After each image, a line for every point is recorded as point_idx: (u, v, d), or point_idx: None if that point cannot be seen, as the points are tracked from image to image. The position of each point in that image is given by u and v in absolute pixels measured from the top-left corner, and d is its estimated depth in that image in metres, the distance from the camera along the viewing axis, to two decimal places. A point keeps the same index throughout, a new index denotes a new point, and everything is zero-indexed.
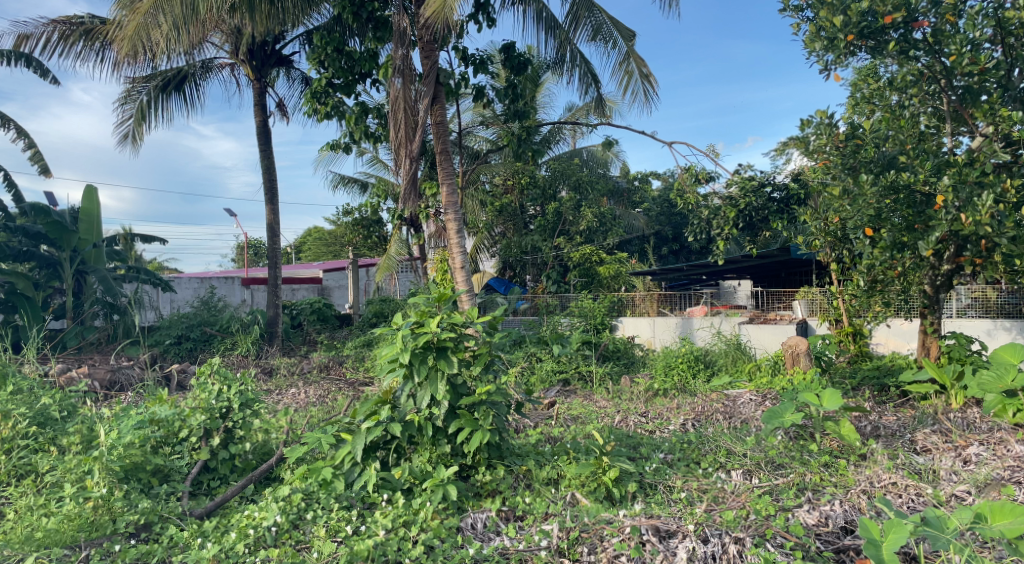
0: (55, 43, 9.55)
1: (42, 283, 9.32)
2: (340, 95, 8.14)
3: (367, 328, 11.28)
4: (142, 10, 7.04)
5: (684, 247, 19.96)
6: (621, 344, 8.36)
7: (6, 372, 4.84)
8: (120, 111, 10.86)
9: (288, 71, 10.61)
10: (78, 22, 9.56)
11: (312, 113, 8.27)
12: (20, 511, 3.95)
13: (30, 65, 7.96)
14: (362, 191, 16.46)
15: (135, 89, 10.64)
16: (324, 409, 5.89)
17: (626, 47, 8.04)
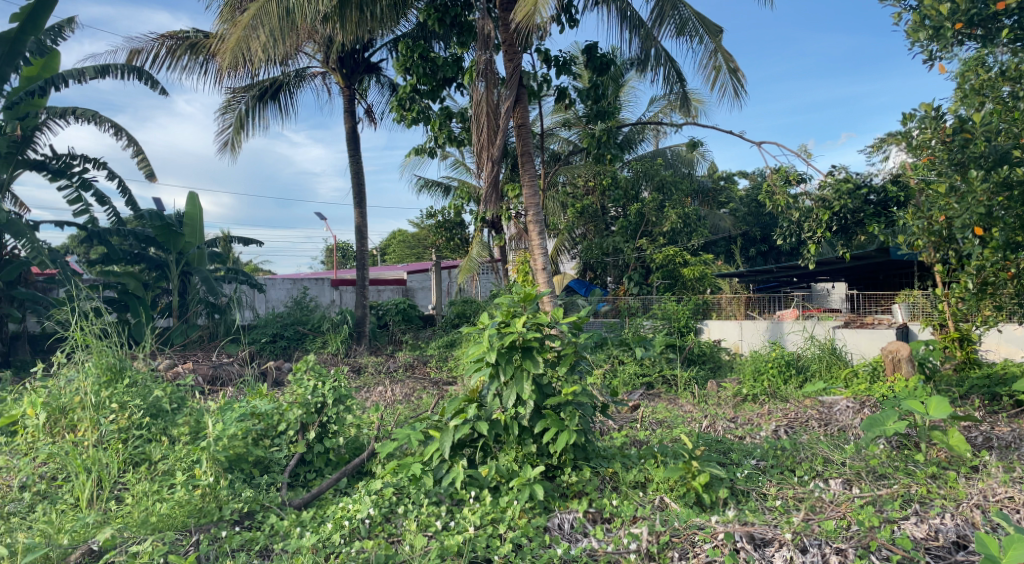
0: (163, 57, 10.17)
1: (151, 283, 9.90)
2: (425, 100, 8.36)
3: (449, 329, 11.48)
4: (243, 23, 7.40)
5: (774, 247, 19.65)
6: (707, 348, 8.17)
7: (124, 364, 5.16)
8: (221, 120, 11.44)
9: (377, 78, 10.93)
10: (184, 36, 10.13)
11: (398, 119, 8.57)
12: (137, 496, 4.20)
13: (140, 78, 8.46)
14: (445, 194, 16.79)
15: (235, 99, 11.18)
16: (410, 406, 6.03)
17: (713, 42, 7.90)
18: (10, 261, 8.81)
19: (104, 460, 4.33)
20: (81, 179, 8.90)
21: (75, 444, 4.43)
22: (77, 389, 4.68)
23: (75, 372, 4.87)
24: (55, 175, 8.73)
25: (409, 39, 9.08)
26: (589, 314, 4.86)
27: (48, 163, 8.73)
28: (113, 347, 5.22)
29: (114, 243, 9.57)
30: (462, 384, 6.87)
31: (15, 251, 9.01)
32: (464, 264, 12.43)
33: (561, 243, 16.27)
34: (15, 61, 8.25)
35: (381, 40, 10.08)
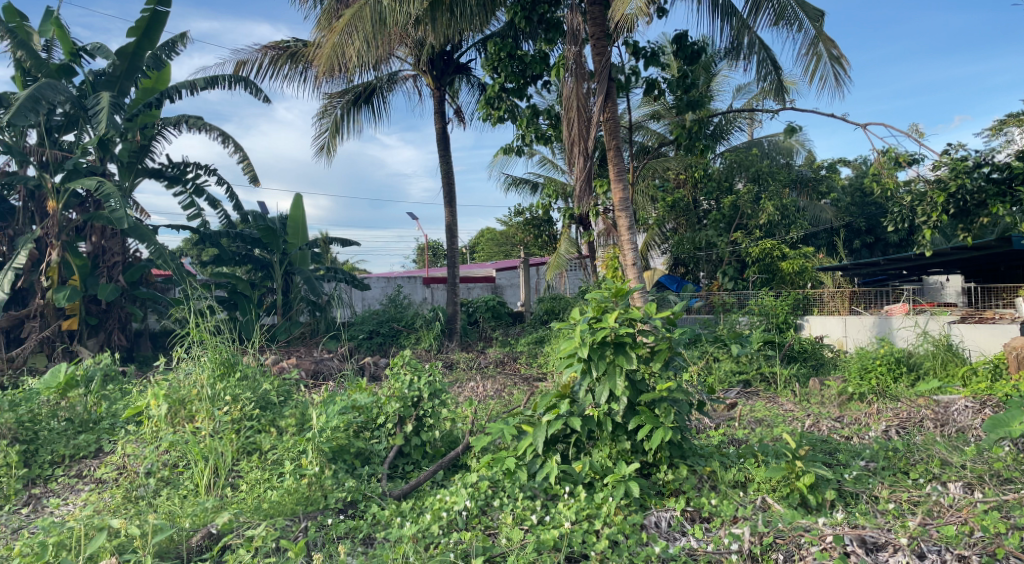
0: (266, 67, 10.70)
1: (258, 282, 10.47)
2: (513, 99, 8.52)
3: (539, 326, 11.56)
4: (339, 29, 7.69)
5: (880, 238, 18.63)
6: (809, 344, 7.87)
7: (235, 359, 5.49)
8: (318, 125, 11.92)
9: (467, 78, 11.12)
10: (285, 46, 10.64)
11: (486, 119, 8.76)
12: (250, 483, 4.44)
13: (244, 87, 8.93)
14: (533, 191, 16.88)
15: (331, 104, 11.63)
16: (502, 401, 6.11)
17: (814, 29, 7.62)
18: (133, 263, 9.45)
19: (220, 448, 4.58)
20: (194, 185, 9.48)
21: (195, 432, 4.71)
22: (194, 382, 4.99)
23: (192, 366, 5.20)
24: (171, 182, 9.36)
25: (498, 38, 9.23)
26: (684, 308, 4.78)
27: (165, 171, 9.36)
28: (226, 343, 5.56)
29: (223, 246, 10.15)
30: (553, 380, 6.91)
31: (137, 253, 9.70)
32: (552, 260, 12.62)
33: (651, 238, 15.81)
34: (134, 76, 8.90)
35: (470, 41, 10.25)
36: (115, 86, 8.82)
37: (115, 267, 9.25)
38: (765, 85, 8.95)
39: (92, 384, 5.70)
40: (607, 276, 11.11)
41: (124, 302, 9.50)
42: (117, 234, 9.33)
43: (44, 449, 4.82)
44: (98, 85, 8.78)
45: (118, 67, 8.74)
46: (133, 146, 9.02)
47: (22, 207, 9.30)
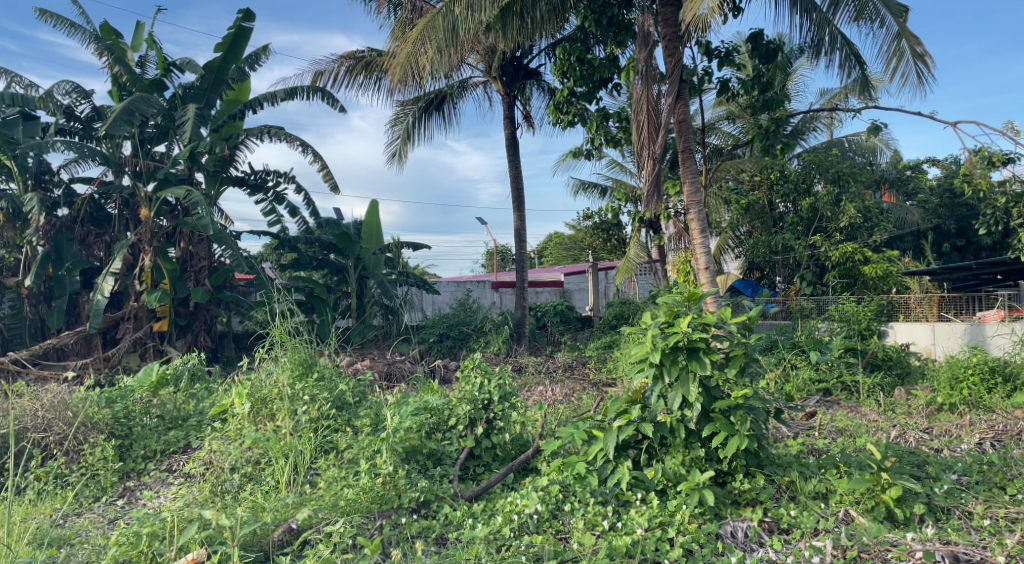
0: (342, 76, 11.05)
1: (334, 287, 10.83)
2: (582, 103, 8.57)
3: (608, 331, 11.45)
4: (412, 39, 7.90)
5: (973, 242, 17.29)
6: (894, 352, 7.57)
7: (313, 359, 5.68)
8: (391, 132, 12.20)
9: (538, 83, 11.19)
10: (360, 56, 10.96)
11: (555, 123, 8.86)
12: (328, 481, 4.56)
13: (321, 98, 9.25)
14: (602, 195, 16.83)
15: (403, 112, 11.91)
16: (572, 406, 6.09)
17: (897, 25, 7.33)
18: (218, 267, 9.91)
19: (299, 446, 4.73)
20: (275, 193, 9.86)
21: (275, 431, 4.88)
22: (275, 382, 5.20)
23: (273, 366, 5.40)
24: (253, 190, 9.75)
25: (568, 43, 9.30)
26: (760, 314, 4.69)
27: (247, 179, 9.77)
28: (304, 344, 5.77)
29: (301, 251, 10.54)
30: (623, 386, 6.85)
31: (222, 258, 10.14)
32: (621, 264, 12.50)
33: (723, 241, 15.95)
34: (220, 89, 9.25)
35: (539, 46, 10.33)
36: (202, 98, 9.18)
37: (201, 271, 9.70)
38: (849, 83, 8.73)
39: (181, 383, 5.99)
40: (675, 280, 11.17)
41: (209, 305, 9.94)
42: (203, 239, 9.80)
43: (138, 443, 5.09)
44: (187, 99, 9.19)
45: (205, 81, 9.08)
46: (218, 156, 9.48)
47: (118, 215, 9.88)
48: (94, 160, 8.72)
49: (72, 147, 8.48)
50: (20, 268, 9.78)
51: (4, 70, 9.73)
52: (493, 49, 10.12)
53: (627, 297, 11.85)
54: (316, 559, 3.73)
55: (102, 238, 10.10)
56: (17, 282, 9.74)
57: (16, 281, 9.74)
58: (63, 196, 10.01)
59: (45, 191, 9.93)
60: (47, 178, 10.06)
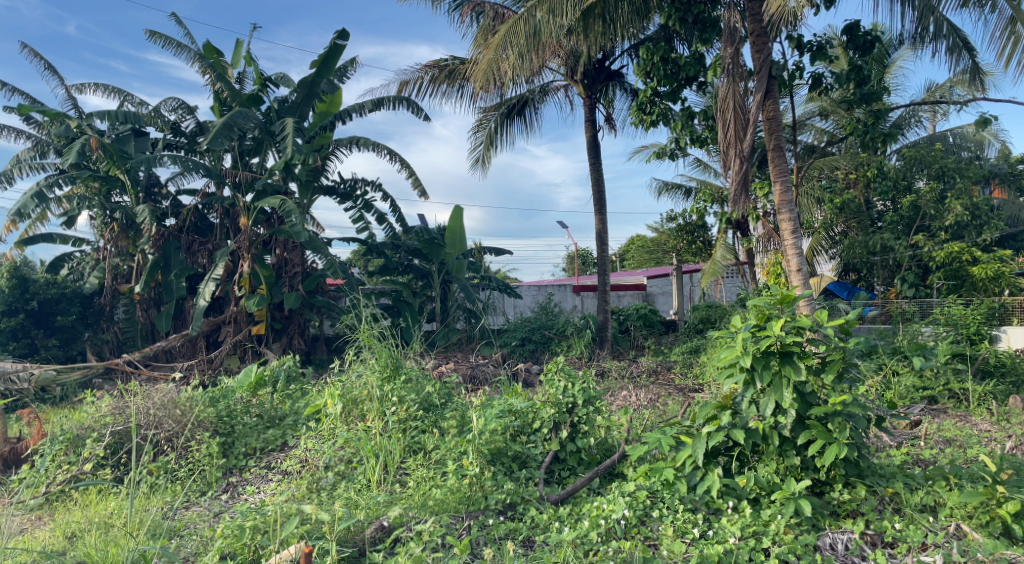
0: (426, 85, 11.33)
1: (419, 291, 11.12)
2: (666, 102, 8.54)
3: (693, 335, 11.25)
4: (496, 46, 8.02)
5: None
6: (1008, 358, 7.12)
7: (400, 362, 5.82)
8: (473, 138, 12.40)
9: (621, 84, 11.12)
10: (444, 64, 11.18)
11: (638, 123, 8.88)
12: (417, 481, 4.65)
13: (407, 107, 9.48)
14: (686, 196, 16.60)
15: (486, 118, 12.07)
16: (657, 411, 6.04)
17: (1010, 10, 6.96)
18: (310, 273, 10.26)
19: (389, 446, 4.84)
20: (363, 201, 10.17)
21: (366, 430, 5.02)
22: (366, 383, 5.36)
23: (363, 369, 5.57)
24: (343, 199, 10.10)
25: (650, 43, 9.23)
26: (859, 317, 4.48)
27: (337, 188, 10.11)
28: (391, 347, 5.94)
29: (388, 256, 11.06)
30: (709, 391, 6.72)
31: (314, 264, 10.52)
32: (707, 267, 12.34)
33: (816, 241, 15.06)
34: (312, 101, 9.70)
35: (622, 48, 10.29)
36: (296, 111, 9.72)
37: (295, 277, 10.11)
38: (959, 70, 8.38)
39: (281, 383, 6.27)
40: (766, 282, 11.02)
41: (302, 310, 10.34)
42: (297, 246, 10.19)
43: (239, 441, 5.35)
44: (282, 112, 9.73)
45: (299, 94, 9.59)
46: (310, 166, 9.88)
47: (219, 224, 10.45)
48: (197, 172, 9.21)
49: (177, 161, 9.03)
50: (133, 275, 10.47)
51: (118, 90, 10.48)
52: (576, 52, 10.19)
53: (712, 301, 11.63)
54: (407, 556, 3.81)
55: (206, 245, 10.69)
56: (130, 288, 10.44)
57: (128, 287, 10.46)
58: (170, 207, 10.66)
59: (155, 202, 10.60)
60: (156, 191, 10.75)
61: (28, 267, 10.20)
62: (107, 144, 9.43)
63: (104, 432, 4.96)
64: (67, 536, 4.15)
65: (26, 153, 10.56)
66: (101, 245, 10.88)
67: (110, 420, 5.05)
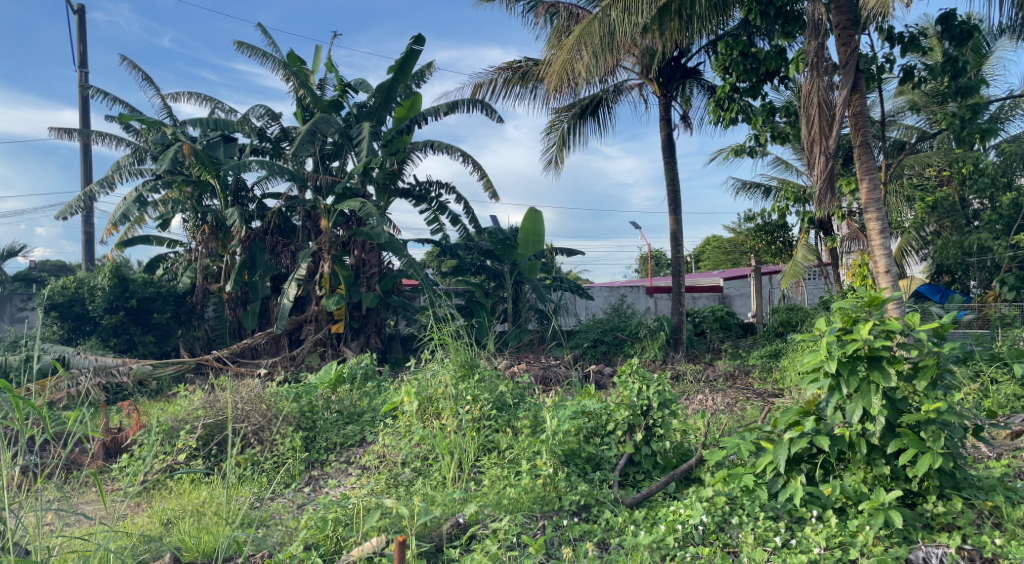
0: (499, 87, 11.43)
1: (492, 291, 11.29)
2: (746, 98, 8.67)
3: (772, 338, 10.97)
4: (570, 47, 8.20)
5: None
6: None
7: (473, 362, 5.91)
8: (545, 139, 12.46)
9: (698, 81, 10.95)
10: (517, 66, 11.27)
11: (716, 120, 9.10)
12: (492, 480, 4.69)
13: (481, 109, 9.60)
14: (765, 195, 16.24)
15: (559, 119, 12.13)
16: (735, 416, 5.95)
17: None
18: (387, 273, 10.53)
19: (463, 445, 4.88)
20: (437, 203, 10.35)
21: (441, 428, 5.09)
22: (440, 382, 5.43)
23: (438, 367, 5.70)
24: (418, 201, 10.31)
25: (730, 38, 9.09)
26: (954, 320, 4.27)
27: (413, 190, 10.33)
28: (464, 346, 6.04)
29: (462, 256, 11.23)
30: (790, 397, 6.55)
31: (390, 264, 10.79)
32: (788, 269, 12.36)
33: (906, 242, 14.47)
34: (389, 105, 9.98)
35: (699, 44, 10.16)
36: (374, 116, 10.00)
37: (372, 277, 10.38)
38: None
39: (358, 382, 6.49)
40: (852, 284, 10.70)
41: (379, 309, 10.61)
42: (375, 247, 10.46)
43: (321, 436, 5.55)
44: (360, 116, 10.05)
45: (376, 99, 9.86)
46: (387, 170, 10.16)
47: (302, 226, 10.83)
48: (281, 176, 9.60)
49: (264, 165, 9.39)
50: (222, 275, 10.98)
51: (208, 98, 11.00)
52: (651, 50, 10.11)
53: (793, 303, 11.31)
54: (484, 554, 3.83)
55: (288, 247, 11.08)
56: (220, 288, 10.95)
57: (219, 286, 11.00)
58: (256, 210, 11.12)
59: (242, 205, 11.07)
60: (244, 195, 11.24)
61: (126, 267, 10.85)
62: (199, 150, 9.91)
63: (196, 425, 5.21)
64: (163, 523, 4.37)
65: (126, 159, 11.30)
66: (192, 246, 11.37)
67: (202, 413, 5.30)
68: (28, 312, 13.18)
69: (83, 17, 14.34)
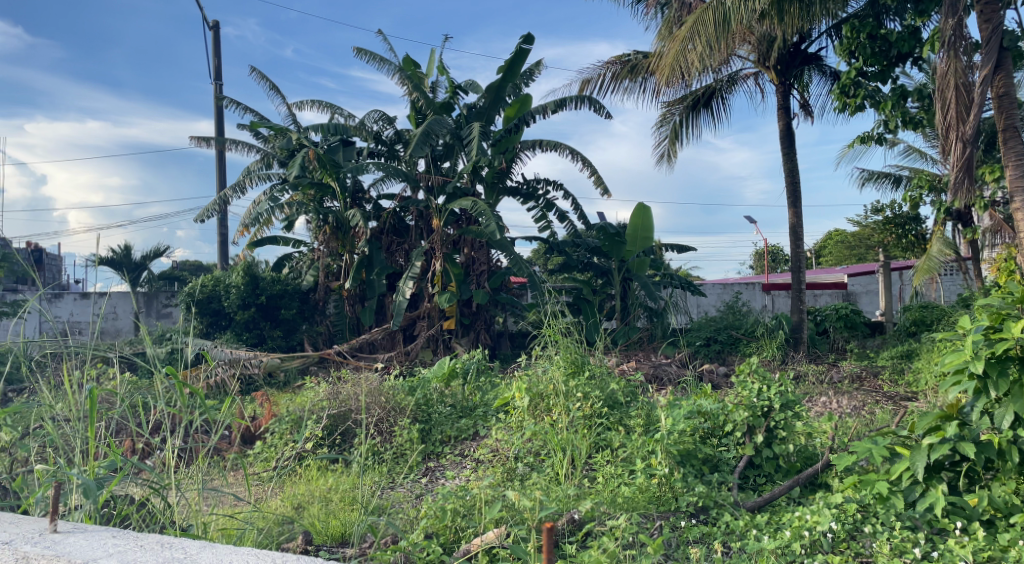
0: (609, 82, 11.40)
1: (600, 289, 11.42)
2: (873, 82, 8.95)
3: (903, 338, 10.42)
4: (683, 37, 8.44)
5: None
6: None
7: (583, 360, 5.94)
8: (656, 134, 12.34)
9: (819, 68, 10.50)
10: (626, 60, 11.19)
11: (841, 107, 9.25)
12: (606, 478, 4.66)
13: (589, 105, 9.58)
14: (895, 185, 15.43)
15: (670, 112, 11.97)
16: (874, 421, 5.71)
17: None
18: (495, 271, 10.75)
19: (576, 442, 4.87)
20: (544, 200, 10.40)
21: (553, 425, 5.14)
22: (551, 378, 5.51)
23: (548, 364, 5.78)
24: (526, 199, 10.42)
25: (856, 20, 8.88)
26: None
27: (521, 189, 10.46)
28: (575, 344, 6.10)
29: (569, 253, 11.41)
30: (930, 401, 6.25)
31: (498, 261, 11.01)
32: (921, 264, 11.82)
33: None
34: (499, 106, 10.23)
35: (821, 28, 9.78)
36: (484, 116, 10.30)
37: (482, 275, 10.59)
38: None
39: (474, 379, 6.70)
40: (997, 281, 10.01)
41: (488, 306, 10.86)
42: (483, 246, 10.67)
43: (436, 429, 5.76)
44: (470, 117, 10.36)
45: (486, 100, 10.14)
46: (496, 169, 10.36)
47: (415, 225, 11.19)
48: (396, 177, 10.00)
49: (380, 167, 9.79)
50: (342, 274, 11.51)
51: (329, 105, 11.54)
52: (769, 36, 9.84)
53: (926, 301, 10.73)
54: (602, 551, 3.76)
55: (403, 246, 11.44)
56: (339, 285, 11.49)
57: (340, 285, 11.53)
58: (372, 210, 11.59)
59: (360, 207, 11.52)
60: (361, 196, 11.65)
61: (256, 266, 11.66)
62: (322, 154, 10.50)
63: (322, 415, 5.55)
64: (295, 506, 4.61)
65: (255, 166, 11.78)
66: (315, 247, 12.12)
67: (327, 404, 5.65)
68: (173, 309, 14.40)
69: (218, 33, 15.41)
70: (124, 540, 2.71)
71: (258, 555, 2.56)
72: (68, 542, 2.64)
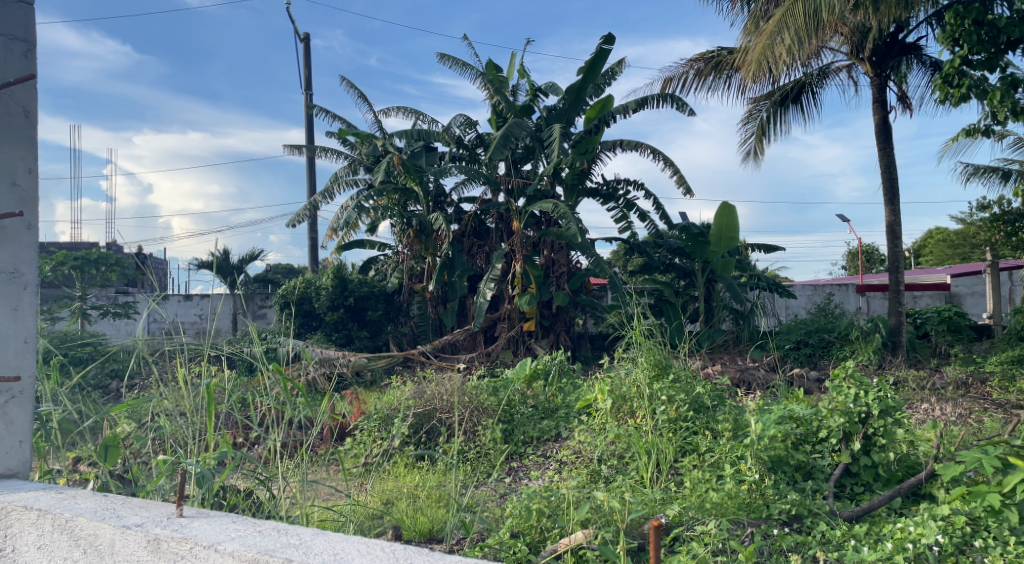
0: (692, 79, 11.22)
1: (683, 290, 11.30)
2: (979, 72, 8.43)
3: (1014, 343, 9.82)
4: (770, 32, 8.36)
5: None
6: None
7: (667, 362, 5.90)
8: (742, 131, 12.07)
9: (919, 58, 10.04)
10: (711, 56, 10.98)
11: (942, 97, 8.77)
12: (694, 483, 4.53)
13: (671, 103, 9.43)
14: (1004, 180, 14.55)
15: (757, 108, 11.67)
16: (1001, 430, 5.42)
17: None
18: (576, 272, 10.79)
19: (661, 446, 4.81)
20: (625, 200, 10.32)
21: (638, 428, 5.12)
22: (635, 381, 5.49)
23: (632, 367, 5.76)
24: (606, 199, 10.37)
25: (961, 8, 8.50)
26: None
27: (601, 190, 10.42)
28: (660, 347, 6.07)
29: (651, 254, 11.37)
30: None
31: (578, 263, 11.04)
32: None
33: None
34: (579, 107, 10.23)
35: (921, 16, 9.35)
36: (564, 117, 10.32)
37: (562, 277, 10.67)
38: None
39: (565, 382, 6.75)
40: None
41: (568, 308, 10.88)
42: (563, 247, 10.75)
43: (519, 429, 5.85)
44: (551, 119, 10.40)
45: (567, 101, 10.15)
46: (577, 170, 10.34)
47: (496, 228, 11.34)
48: (477, 179, 10.14)
49: (463, 170, 9.96)
50: (426, 276, 11.80)
51: (413, 111, 11.83)
52: (863, 28, 9.49)
53: None
54: (691, 556, 3.68)
55: (484, 248, 11.63)
56: (423, 287, 11.79)
57: (422, 286, 11.83)
58: (454, 214, 11.81)
59: (442, 210, 11.78)
60: (443, 199, 11.94)
61: (344, 269, 12.13)
62: (406, 160, 10.78)
63: (408, 414, 5.73)
64: (384, 501, 4.73)
65: (342, 170, 12.27)
66: (399, 250, 12.45)
67: (412, 404, 5.83)
68: (265, 309, 15.15)
69: (308, 45, 16.03)
70: (243, 525, 2.76)
71: (370, 544, 2.58)
72: (194, 526, 2.71)
